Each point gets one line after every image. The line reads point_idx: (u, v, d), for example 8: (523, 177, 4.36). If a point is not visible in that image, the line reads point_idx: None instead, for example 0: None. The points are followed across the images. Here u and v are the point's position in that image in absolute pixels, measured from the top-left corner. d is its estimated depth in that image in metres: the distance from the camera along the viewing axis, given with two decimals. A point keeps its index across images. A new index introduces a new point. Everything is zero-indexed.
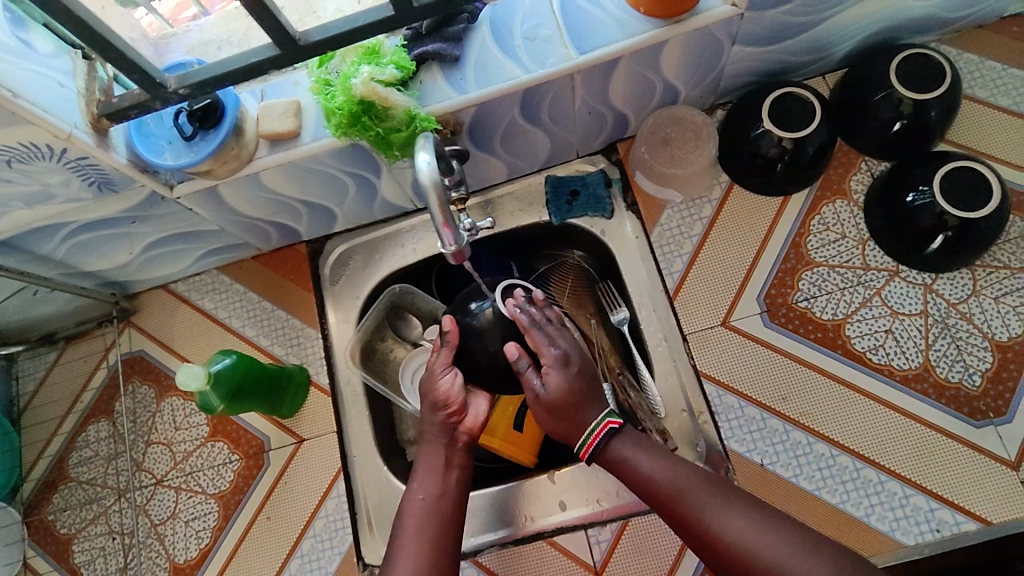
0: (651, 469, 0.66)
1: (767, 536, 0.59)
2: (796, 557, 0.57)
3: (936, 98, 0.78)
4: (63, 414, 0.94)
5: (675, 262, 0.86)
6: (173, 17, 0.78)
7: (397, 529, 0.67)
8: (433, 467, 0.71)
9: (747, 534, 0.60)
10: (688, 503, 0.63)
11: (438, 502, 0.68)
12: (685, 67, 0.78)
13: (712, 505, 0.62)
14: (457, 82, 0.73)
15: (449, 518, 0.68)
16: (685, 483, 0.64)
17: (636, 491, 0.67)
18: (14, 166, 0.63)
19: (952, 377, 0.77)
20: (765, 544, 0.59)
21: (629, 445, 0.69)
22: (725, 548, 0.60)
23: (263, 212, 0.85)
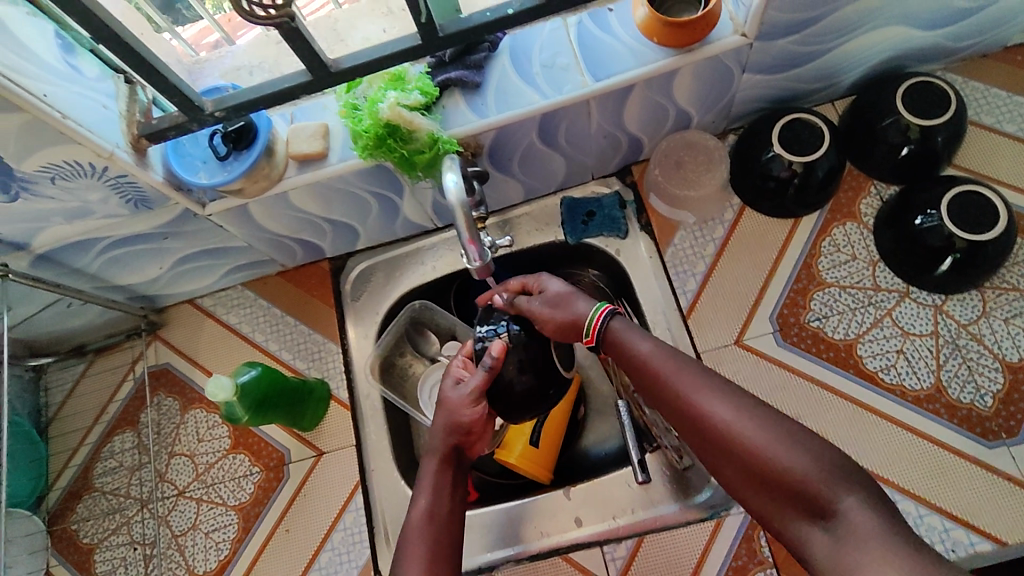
0: (648, 351, 0.63)
1: (755, 422, 0.55)
2: (781, 444, 0.54)
3: (942, 124, 0.80)
4: (90, 424, 0.97)
5: (689, 281, 0.88)
6: (196, 42, 0.81)
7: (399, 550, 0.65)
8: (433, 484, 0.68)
9: (731, 420, 0.56)
10: (680, 386, 0.60)
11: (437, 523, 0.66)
12: (698, 92, 0.81)
13: (701, 388, 0.59)
14: (479, 107, 0.76)
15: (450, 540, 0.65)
16: (679, 367, 0.61)
17: (628, 369, 0.65)
18: (57, 183, 0.66)
19: (963, 397, 0.78)
20: (751, 429, 0.55)
21: (628, 328, 0.66)
22: (711, 429, 0.57)
23: (290, 230, 0.88)
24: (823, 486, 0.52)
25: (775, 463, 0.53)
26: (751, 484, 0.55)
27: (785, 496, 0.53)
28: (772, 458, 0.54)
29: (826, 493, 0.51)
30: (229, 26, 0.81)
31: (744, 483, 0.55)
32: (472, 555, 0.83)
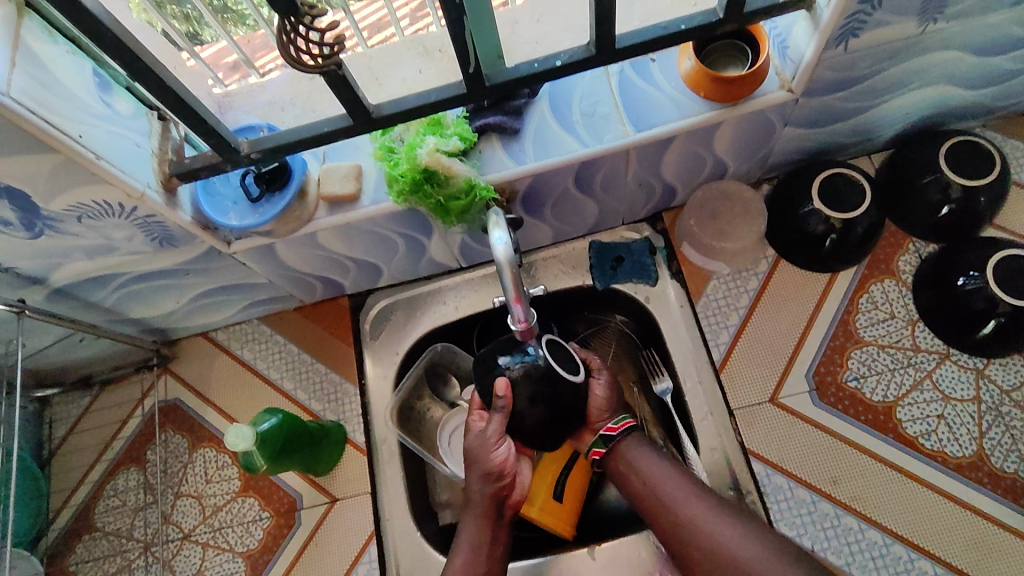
0: (653, 475, 0.68)
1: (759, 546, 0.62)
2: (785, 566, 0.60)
3: (985, 185, 0.79)
4: (93, 461, 0.93)
5: (721, 334, 0.86)
6: (214, 61, 0.78)
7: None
8: (471, 545, 0.70)
9: (735, 539, 0.63)
10: (677, 510, 0.66)
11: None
12: (738, 144, 0.79)
13: (709, 512, 0.65)
14: (516, 153, 0.74)
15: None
16: (679, 495, 0.67)
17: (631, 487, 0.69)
18: (83, 222, 0.64)
19: (1007, 467, 0.76)
20: (752, 550, 0.62)
21: (642, 455, 0.70)
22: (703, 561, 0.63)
23: (314, 268, 0.85)
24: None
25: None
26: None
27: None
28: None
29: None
30: (248, 48, 0.77)
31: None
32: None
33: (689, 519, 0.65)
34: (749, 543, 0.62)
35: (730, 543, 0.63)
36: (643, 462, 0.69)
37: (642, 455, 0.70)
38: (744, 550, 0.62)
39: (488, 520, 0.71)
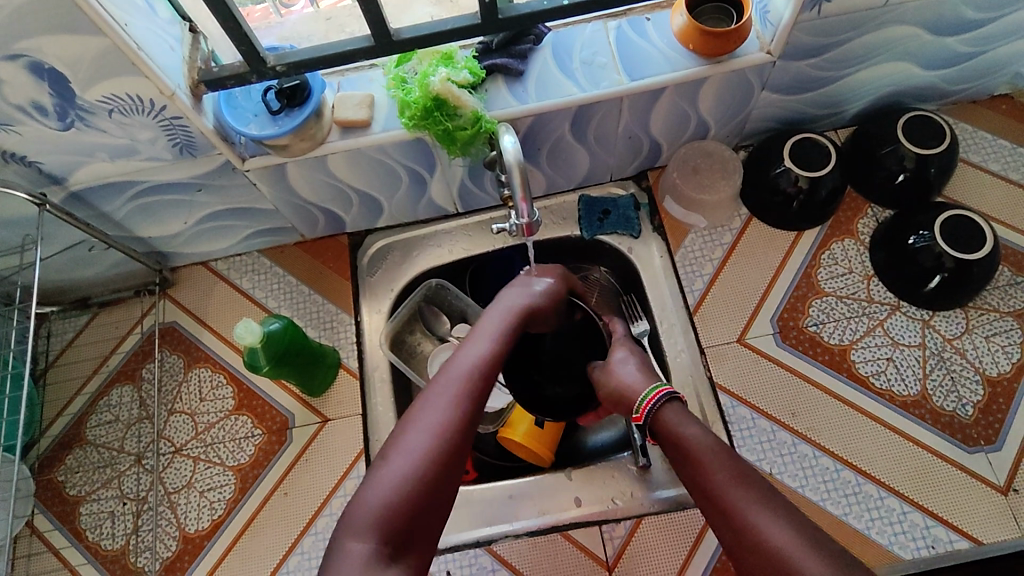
0: (699, 442, 0.64)
1: (812, 554, 0.53)
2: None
3: (937, 154, 0.88)
4: (88, 375, 0.95)
5: (696, 281, 0.93)
6: None
7: (397, 433, 0.60)
8: (462, 375, 0.63)
9: (786, 543, 0.54)
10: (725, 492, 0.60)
11: (456, 415, 0.60)
12: (720, 104, 0.87)
13: (759, 507, 0.57)
14: (520, 94, 0.81)
15: (460, 433, 0.59)
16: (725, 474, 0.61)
17: (678, 457, 0.65)
18: (114, 117, 0.68)
19: (947, 405, 0.83)
20: (803, 556, 0.53)
21: (693, 427, 0.65)
22: (753, 545, 0.56)
23: (319, 197, 0.90)
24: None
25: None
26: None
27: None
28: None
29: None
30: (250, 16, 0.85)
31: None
32: (450, 532, 0.84)
33: (739, 514, 0.58)
34: (801, 550, 0.54)
35: (779, 544, 0.55)
36: (688, 437, 0.65)
37: (696, 435, 0.64)
38: (796, 553, 0.54)
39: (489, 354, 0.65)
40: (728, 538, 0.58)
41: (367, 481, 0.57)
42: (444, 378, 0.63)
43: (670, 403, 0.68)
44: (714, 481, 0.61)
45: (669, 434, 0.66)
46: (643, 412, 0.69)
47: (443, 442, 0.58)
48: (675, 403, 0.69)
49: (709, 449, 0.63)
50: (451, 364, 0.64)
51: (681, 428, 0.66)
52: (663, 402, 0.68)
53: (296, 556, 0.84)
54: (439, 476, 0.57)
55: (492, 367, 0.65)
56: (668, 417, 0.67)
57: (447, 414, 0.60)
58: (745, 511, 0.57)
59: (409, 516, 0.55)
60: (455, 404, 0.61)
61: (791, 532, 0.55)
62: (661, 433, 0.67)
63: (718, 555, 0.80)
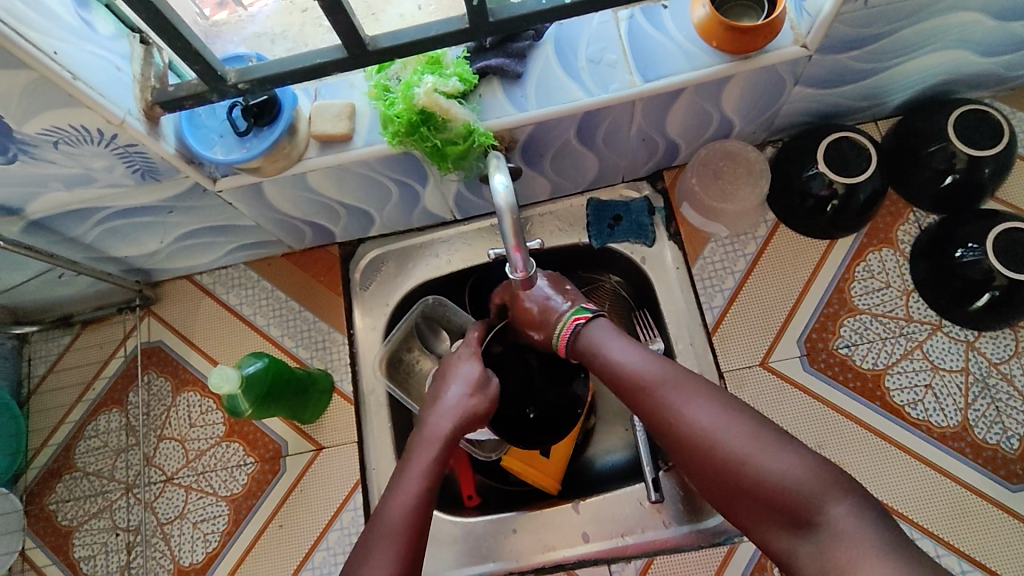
0: (621, 355, 0.64)
1: (737, 431, 0.55)
2: (764, 450, 0.54)
3: (992, 156, 0.77)
4: (73, 401, 0.91)
5: (716, 296, 0.85)
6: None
7: (369, 538, 0.59)
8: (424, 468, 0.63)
9: (711, 425, 0.56)
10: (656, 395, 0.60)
11: (418, 514, 0.60)
12: (745, 102, 0.77)
13: (683, 393, 0.59)
14: (518, 99, 0.71)
15: (422, 530, 0.60)
16: (653, 377, 0.61)
17: (606, 374, 0.65)
18: (60, 148, 0.61)
19: (989, 438, 0.76)
20: (728, 436, 0.55)
21: (608, 339, 0.66)
22: (694, 443, 0.57)
23: (303, 211, 0.83)
24: (811, 501, 0.51)
25: (756, 468, 0.53)
26: (730, 495, 0.55)
27: (765, 510, 0.53)
28: (754, 467, 0.53)
29: (815, 504, 0.51)
30: None
31: (720, 493, 0.56)
32: (452, 569, 0.80)
33: (666, 404, 0.59)
34: (725, 428, 0.56)
35: (706, 428, 0.56)
36: (609, 352, 0.65)
37: (615, 349, 0.65)
38: (722, 436, 0.56)
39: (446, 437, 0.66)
40: (662, 435, 0.60)
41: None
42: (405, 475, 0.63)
43: (588, 325, 0.68)
44: (637, 379, 0.62)
45: (589, 349, 0.67)
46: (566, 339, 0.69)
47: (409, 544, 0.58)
48: (596, 324, 0.68)
49: (624, 351, 0.65)
50: (412, 443, 0.67)
51: (600, 340, 0.67)
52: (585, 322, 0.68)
53: None
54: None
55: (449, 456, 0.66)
56: (591, 331, 0.68)
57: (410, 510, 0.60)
58: (671, 402, 0.59)
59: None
60: (415, 502, 0.61)
61: (715, 416, 0.57)
62: (583, 350, 0.68)
63: None
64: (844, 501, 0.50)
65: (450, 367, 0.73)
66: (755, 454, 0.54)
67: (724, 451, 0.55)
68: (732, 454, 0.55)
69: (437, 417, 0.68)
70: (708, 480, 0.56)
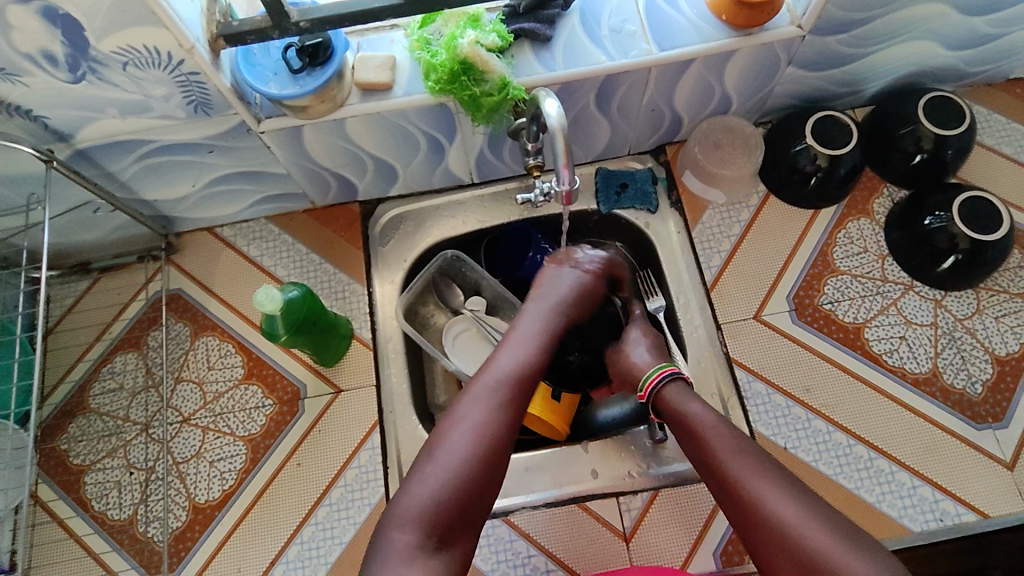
0: (702, 416, 0.69)
1: (817, 525, 0.59)
2: (847, 552, 0.57)
3: (955, 136, 0.88)
4: (90, 341, 0.93)
5: (714, 257, 0.93)
6: None
7: (474, 393, 0.70)
8: (527, 351, 0.75)
9: (789, 514, 0.60)
10: (737, 472, 0.64)
11: (517, 383, 0.71)
12: (745, 78, 0.86)
13: (765, 480, 0.62)
14: (547, 60, 0.78)
15: (518, 400, 0.70)
16: (734, 453, 0.65)
17: (687, 440, 0.70)
18: (128, 70, 0.65)
19: (957, 383, 0.85)
20: (809, 531, 0.58)
21: (693, 402, 0.71)
22: (766, 521, 0.60)
23: (334, 162, 0.87)
24: None
25: (830, 565, 0.56)
26: None
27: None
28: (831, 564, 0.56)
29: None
30: None
31: None
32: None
33: (742, 488, 0.63)
34: (808, 522, 0.59)
35: (786, 519, 0.59)
36: (693, 417, 0.70)
37: (697, 413, 0.70)
38: (802, 525, 0.59)
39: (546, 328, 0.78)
40: (738, 515, 0.63)
41: (443, 436, 0.67)
42: (508, 350, 0.75)
43: (672, 383, 0.74)
44: (719, 459, 0.65)
45: (670, 414, 0.72)
46: (646, 392, 0.75)
47: (503, 410, 0.69)
48: (679, 383, 0.74)
49: (710, 429, 0.68)
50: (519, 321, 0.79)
51: (681, 401, 0.72)
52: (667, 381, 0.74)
53: (310, 527, 0.84)
54: (499, 439, 0.67)
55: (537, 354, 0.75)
56: (671, 396, 0.73)
57: (512, 376, 0.72)
58: (749, 487, 0.62)
59: (484, 464, 0.65)
60: (517, 371, 0.72)
61: (797, 507, 0.60)
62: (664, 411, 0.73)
63: (734, 526, 0.80)
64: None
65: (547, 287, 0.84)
66: (833, 553, 0.57)
67: (805, 544, 0.58)
68: (810, 548, 0.57)
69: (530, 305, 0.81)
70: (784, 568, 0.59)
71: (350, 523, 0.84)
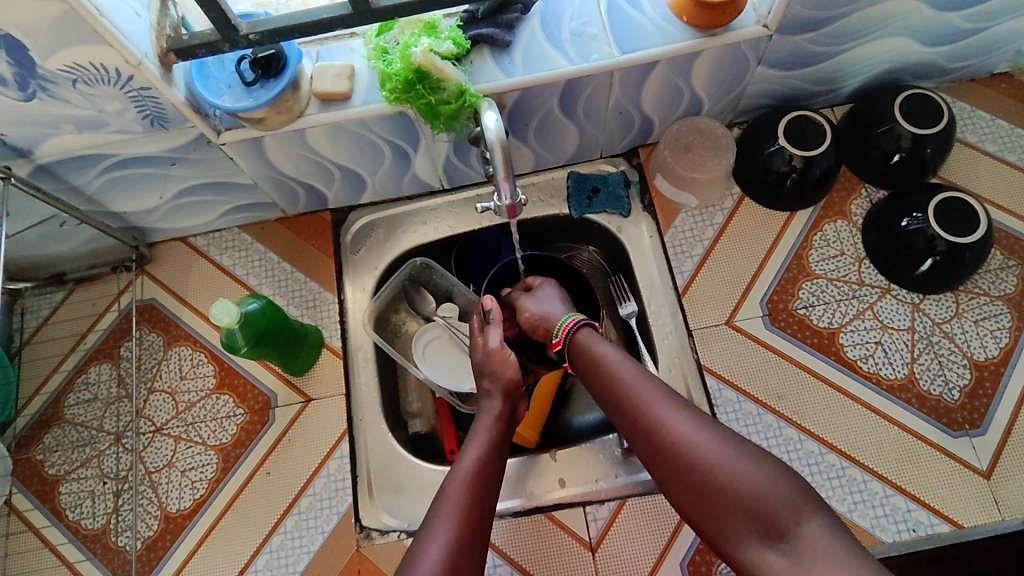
0: (611, 358, 0.70)
1: (712, 439, 0.61)
2: (736, 464, 0.58)
3: (933, 135, 0.85)
4: (65, 352, 0.94)
5: (686, 262, 0.91)
6: None
7: (440, 495, 0.67)
8: (485, 447, 0.72)
9: (684, 433, 0.62)
10: (643, 402, 0.66)
11: (481, 483, 0.69)
12: (713, 80, 0.84)
13: (668, 405, 0.64)
14: (506, 66, 0.77)
15: (485, 500, 0.68)
16: (641, 386, 0.67)
17: (594, 380, 0.71)
18: (78, 87, 0.65)
19: (933, 390, 0.83)
20: (706, 447, 0.60)
21: (594, 342, 0.73)
22: (666, 443, 0.62)
23: (299, 171, 0.87)
24: (783, 512, 0.55)
25: (728, 477, 0.58)
26: (699, 500, 0.59)
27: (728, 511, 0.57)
28: (727, 476, 0.58)
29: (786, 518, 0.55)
30: None
31: (694, 496, 0.59)
32: None
33: (649, 417, 0.64)
34: (702, 439, 0.61)
35: (682, 437, 0.61)
36: (599, 358, 0.71)
37: (605, 354, 0.71)
38: (696, 443, 0.61)
39: (499, 415, 0.77)
40: (643, 443, 0.65)
41: (419, 544, 0.63)
42: (469, 449, 0.72)
43: (583, 329, 0.76)
44: (625, 393, 0.67)
45: (579, 354, 0.74)
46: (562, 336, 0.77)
47: (467, 513, 0.65)
48: (590, 330, 0.76)
49: (612, 363, 0.70)
50: (474, 424, 0.76)
51: (591, 345, 0.73)
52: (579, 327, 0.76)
53: (279, 536, 0.84)
54: (467, 535, 0.64)
55: (495, 455, 0.72)
56: (581, 343, 0.74)
57: (474, 475, 0.69)
58: (655, 413, 0.64)
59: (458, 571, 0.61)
60: (478, 470, 0.70)
61: (692, 425, 0.62)
62: (574, 352, 0.75)
63: (701, 537, 0.80)
64: (818, 517, 0.54)
65: (493, 356, 0.80)
66: (726, 464, 0.59)
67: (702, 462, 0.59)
68: (704, 462, 0.59)
69: (486, 400, 0.79)
70: (681, 488, 0.60)
71: (318, 533, 0.84)
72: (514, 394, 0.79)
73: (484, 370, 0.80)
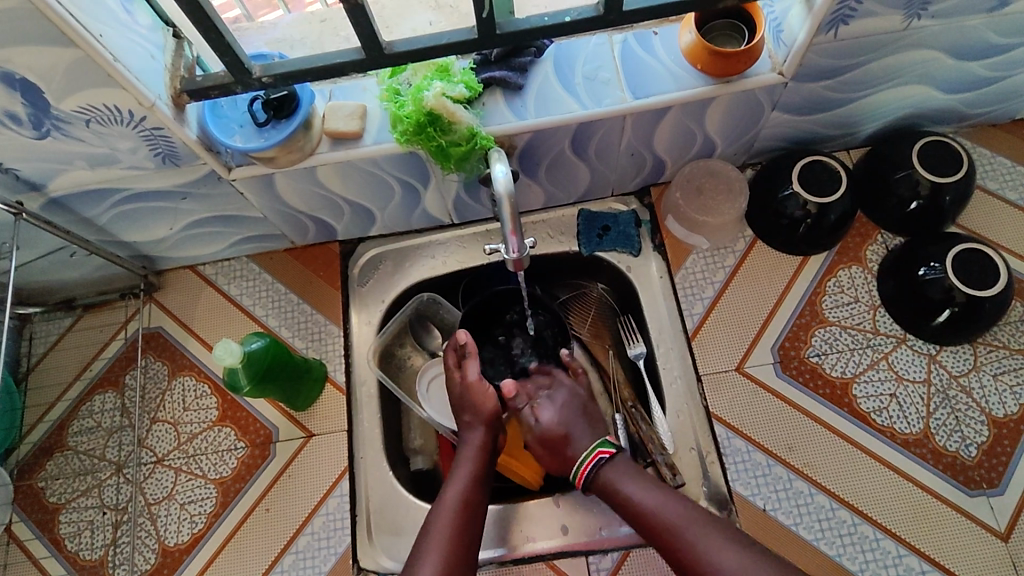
0: (638, 494, 0.71)
1: (760, 572, 0.63)
2: None
3: (954, 183, 0.83)
4: (71, 380, 0.94)
5: (696, 304, 0.90)
6: (255, 12, 0.81)
7: (427, 530, 0.68)
8: (469, 478, 0.72)
9: (731, 564, 0.64)
10: (682, 535, 0.67)
11: (466, 515, 0.69)
12: (727, 124, 0.83)
13: (711, 539, 0.66)
14: (518, 108, 0.77)
15: (470, 533, 0.68)
16: (678, 518, 0.69)
17: (626, 516, 0.72)
18: (91, 126, 0.65)
19: (949, 446, 0.81)
20: (754, 574, 0.63)
21: (617, 472, 0.74)
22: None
23: (309, 206, 0.87)
24: None
25: None
26: None
27: None
28: None
29: None
30: (250, 4, 0.81)
31: None
32: None
33: (693, 551, 0.66)
34: (749, 566, 0.63)
35: (730, 569, 0.63)
36: (629, 495, 0.72)
37: (636, 492, 0.72)
38: (745, 573, 0.63)
39: (483, 445, 0.76)
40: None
41: None
42: (453, 479, 0.72)
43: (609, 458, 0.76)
44: (666, 528, 0.69)
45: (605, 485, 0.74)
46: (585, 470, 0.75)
47: (453, 550, 0.66)
48: (616, 458, 0.76)
49: (641, 495, 0.71)
50: (460, 454, 0.76)
51: (618, 478, 0.74)
52: (611, 456, 0.75)
53: (276, 575, 0.83)
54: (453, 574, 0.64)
55: (478, 486, 0.72)
56: (610, 470, 0.75)
57: (459, 509, 0.69)
58: (697, 548, 0.66)
59: None
60: (462, 502, 0.70)
61: (737, 558, 0.64)
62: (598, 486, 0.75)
63: None
64: None
65: (474, 388, 0.79)
66: None
67: None
68: None
69: (469, 430, 0.78)
70: None
71: (316, 573, 0.83)
72: (496, 422, 0.78)
73: (466, 402, 0.79)
